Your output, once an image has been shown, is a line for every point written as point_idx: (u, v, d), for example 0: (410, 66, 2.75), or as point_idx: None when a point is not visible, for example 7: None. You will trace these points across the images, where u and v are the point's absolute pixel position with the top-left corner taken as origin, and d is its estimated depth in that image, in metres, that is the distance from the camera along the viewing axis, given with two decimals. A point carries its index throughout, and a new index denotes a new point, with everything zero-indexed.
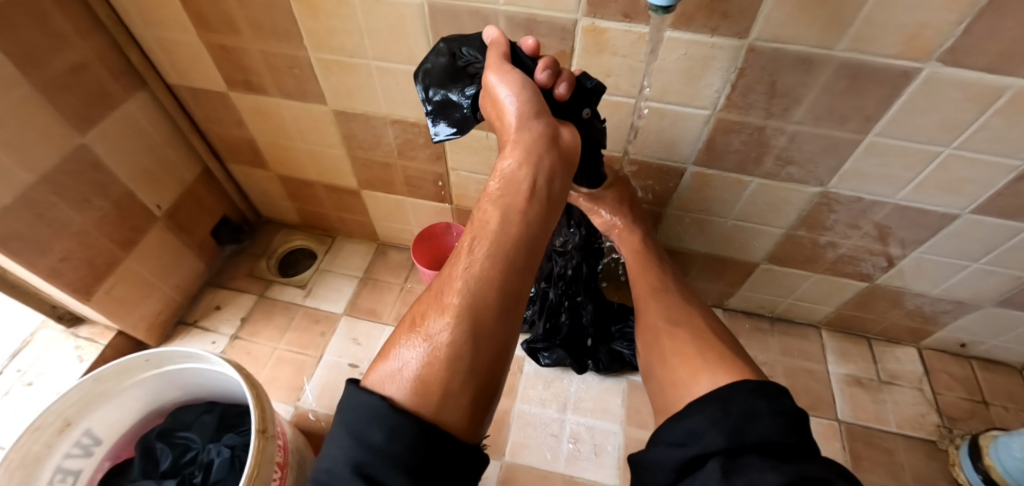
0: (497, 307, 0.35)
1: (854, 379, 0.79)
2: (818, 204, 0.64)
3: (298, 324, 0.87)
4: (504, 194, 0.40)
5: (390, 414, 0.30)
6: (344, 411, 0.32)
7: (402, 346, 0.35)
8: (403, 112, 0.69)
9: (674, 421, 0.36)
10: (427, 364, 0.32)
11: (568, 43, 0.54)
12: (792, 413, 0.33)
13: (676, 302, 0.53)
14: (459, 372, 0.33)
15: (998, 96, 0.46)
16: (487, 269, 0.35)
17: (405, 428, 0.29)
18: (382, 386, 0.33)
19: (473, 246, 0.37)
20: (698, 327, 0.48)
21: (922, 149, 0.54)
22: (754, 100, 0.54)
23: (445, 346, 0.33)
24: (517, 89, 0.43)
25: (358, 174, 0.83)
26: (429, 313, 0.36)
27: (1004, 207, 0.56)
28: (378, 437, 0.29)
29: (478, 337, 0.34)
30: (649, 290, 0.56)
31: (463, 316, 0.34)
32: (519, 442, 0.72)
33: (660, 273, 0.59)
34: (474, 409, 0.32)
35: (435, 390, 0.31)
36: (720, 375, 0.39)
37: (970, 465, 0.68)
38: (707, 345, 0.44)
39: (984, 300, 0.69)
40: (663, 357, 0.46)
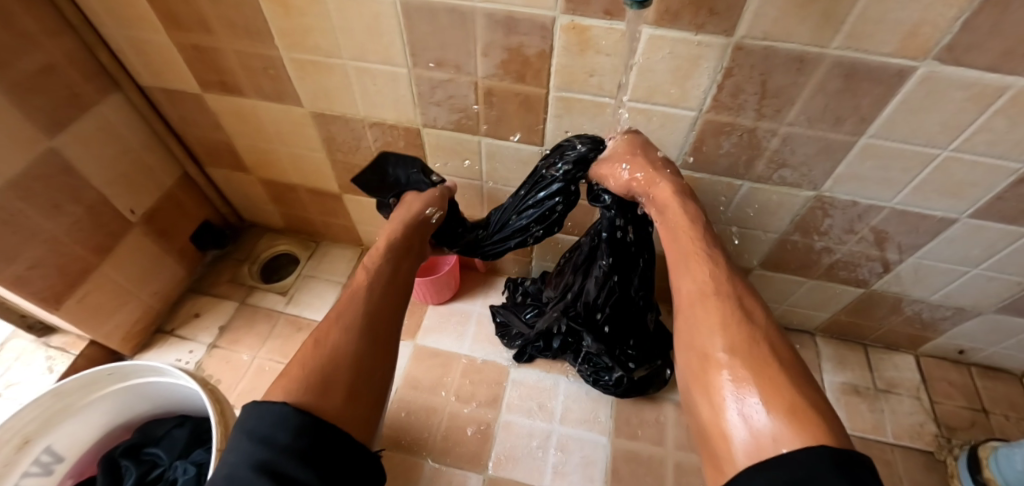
0: (383, 337, 0.47)
1: (850, 387, 0.77)
2: (811, 208, 0.62)
3: (280, 332, 0.84)
4: (389, 256, 0.53)
5: (298, 421, 0.35)
6: (243, 425, 0.35)
7: (304, 360, 0.42)
8: (383, 114, 0.67)
9: None
10: (329, 373, 0.41)
11: (549, 41, 0.52)
12: None
13: (731, 313, 0.40)
14: (359, 379, 0.42)
15: (998, 95, 0.44)
16: (374, 306, 0.48)
17: (308, 427, 0.35)
18: (281, 394, 0.38)
19: (364, 292, 0.49)
20: (763, 352, 0.37)
21: (918, 151, 0.52)
22: (745, 101, 0.52)
23: (348, 359, 0.42)
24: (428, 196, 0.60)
25: (340, 178, 0.80)
26: (328, 338, 0.44)
27: (1005, 210, 0.54)
28: (283, 436, 0.33)
29: (371, 356, 0.44)
30: (699, 290, 0.43)
31: (358, 340, 0.44)
32: (504, 454, 0.70)
33: (712, 260, 0.45)
34: (365, 414, 0.41)
35: (337, 393, 0.39)
36: (782, 433, 0.30)
37: (968, 476, 0.66)
38: (770, 386, 0.34)
39: (985, 306, 0.67)
40: (711, 389, 0.37)
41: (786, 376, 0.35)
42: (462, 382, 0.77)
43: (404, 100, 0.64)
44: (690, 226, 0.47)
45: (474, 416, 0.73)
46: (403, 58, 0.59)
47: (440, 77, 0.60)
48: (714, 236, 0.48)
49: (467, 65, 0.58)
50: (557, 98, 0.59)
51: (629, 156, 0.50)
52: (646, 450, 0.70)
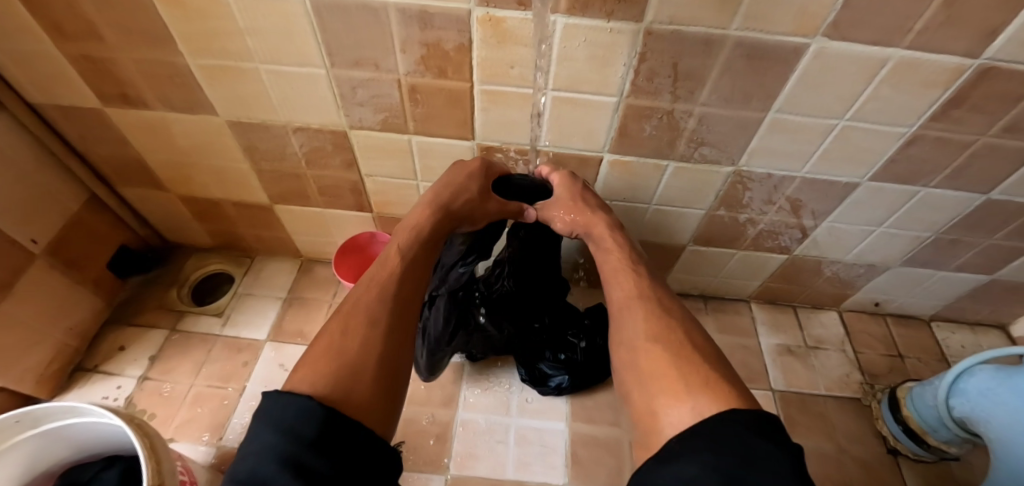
0: (407, 330, 0.43)
1: (785, 348, 0.82)
2: (732, 183, 0.65)
3: (217, 356, 0.80)
4: (422, 242, 0.50)
5: (328, 416, 0.31)
6: (265, 412, 0.32)
7: (328, 349, 0.38)
8: (305, 118, 0.64)
9: (661, 466, 0.30)
10: (356, 363, 0.37)
11: (467, 35, 0.52)
12: (792, 457, 0.28)
13: (655, 311, 0.45)
14: (382, 373, 0.38)
15: (882, 66, 0.49)
16: (401, 295, 0.45)
17: (333, 423, 0.31)
18: (302, 384, 0.34)
19: (395, 279, 0.45)
20: (682, 343, 0.41)
21: (820, 123, 0.56)
22: (660, 84, 0.54)
23: (375, 349, 0.39)
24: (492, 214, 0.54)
25: (268, 188, 0.76)
26: (356, 325, 0.40)
27: (898, 171, 0.61)
28: (310, 430, 0.30)
29: (397, 350, 0.41)
30: (626, 296, 0.47)
31: (386, 331, 0.41)
32: (465, 453, 0.69)
33: (637, 273, 0.50)
34: (387, 411, 0.37)
35: (364, 387, 0.36)
36: (704, 406, 0.33)
37: (890, 417, 0.72)
38: (691, 367, 0.38)
39: (891, 261, 0.74)
40: (641, 377, 0.40)
41: (705, 360, 0.39)
42: (416, 386, 0.76)
43: (326, 102, 0.62)
44: (619, 250, 0.52)
45: (430, 418, 0.72)
46: (320, 58, 0.56)
47: (361, 76, 0.58)
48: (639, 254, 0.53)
49: (387, 63, 0.56)
50: (481, 91, 0.58)
51: (572, 203, 0.55)
52: (602, 431, 0.72)
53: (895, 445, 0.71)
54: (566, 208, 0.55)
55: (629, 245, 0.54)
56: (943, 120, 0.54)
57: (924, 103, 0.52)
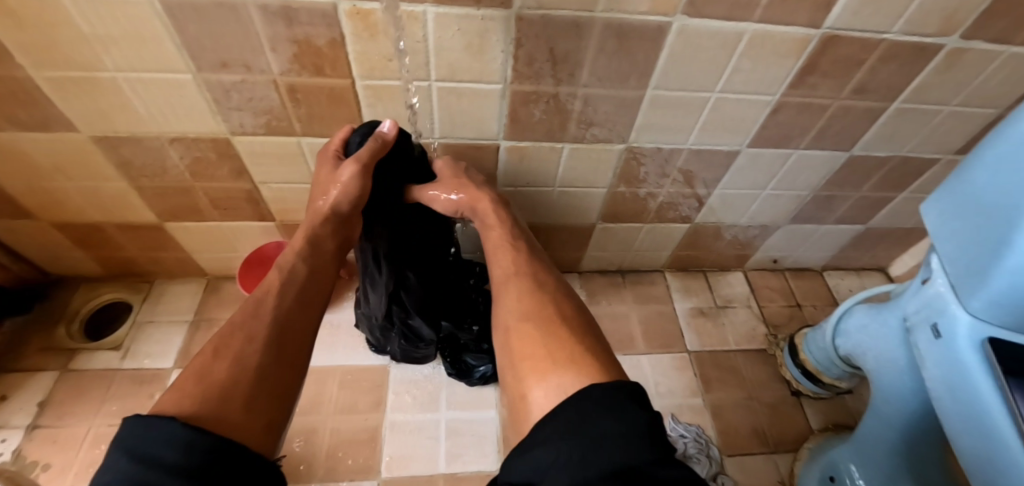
0: (294, 342, 0.42)
1: (697, 310, 0.87)
2: (627, 159, 0.68)
3: (119, 391, 0.74)
4: (306, 250, 0.49)
5: (196, 435, 0.29)
6: (124, 440, 0.28)
7: (200, 369, 0.35)
8: (180, 128, 0.60)
9: (521, 454, 0.33)
10: (233, 379, 0.35)
11: (337, 29, 0.50)
12: (638, 428, 0.30)
13: (529, 287, 0.46)
14: (264, 388, 0.36)
15: (739, 39, 0.52)
16: (289, 308, 0.44)
17: (199, 443, 0.28)
18: (167, 408, 0.32)
19: (274, 293, 0.44)
20: (551, 317, 0.43)
21: (695, 96, 0.59)
22: (541, 68, 0.55)
23: (256, 363, 0.37)
24: (350, 182, 0.47)
25: (154, 206, 0.71)
26: (234, 340, 0.38)
27: (771, 137, 0.66)
28: (170, 454, 0.27)
29: (281, 362, 0.39)
30: (504, 273, 0.49)
31: (267, 344, 0.39)
32: (395, 454, 0.69)
33: (516, 248, 0.51)
34: (271, 424, 0.35)
35: (239, 402, 0.34)
36: (566, 384, 0.36)
37: (791, 362, 0.79)
38: (557, 344, 0.40)
39: (780, 219, 0.80)
40: (514, 359, 0.41)
41: (570, 332, 0.41)
42: (341, 394, 0.74)
43: (200, 109, 0.58)
44: (499, 225, 0.53)
45: (359, 425, 0.71)
46: (184, 63, 0.52)
47: (232, 79, 0.54)
48: (519, 229, 0.55)
49: (258, 63, 0.53)
50: (363, 87, 0.57)
51: (455, 181, 0.55)
52: None
53: (797, 387, 0.78)
54: (450, 186, 0.54)
55: (512, 220, 0.55)
56: (801, 87, 0.59)
57: (782, 72, 0.57)
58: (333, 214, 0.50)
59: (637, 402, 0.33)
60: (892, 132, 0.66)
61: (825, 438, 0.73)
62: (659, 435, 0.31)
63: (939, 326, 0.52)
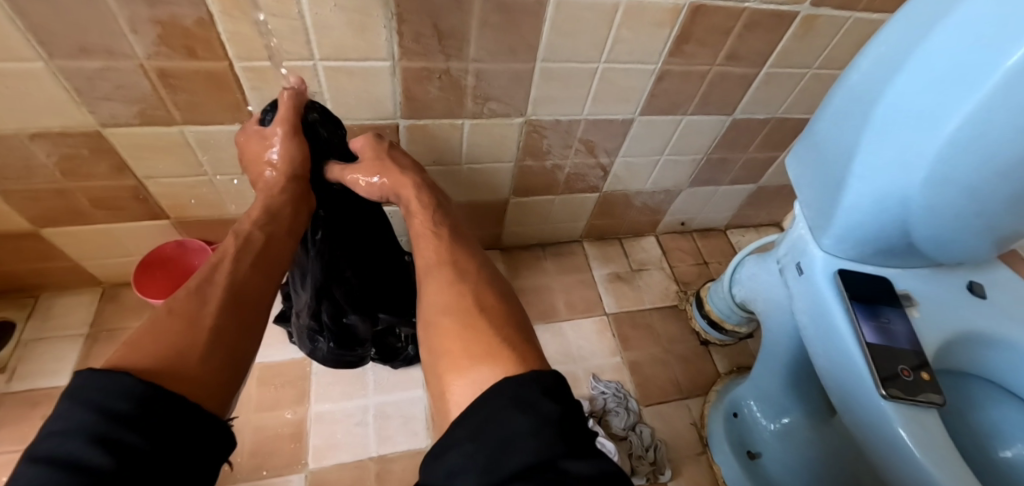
0: (251, 310, 0.40)
1: (614, 275, 0.92)
2: (528, 132, 0.70)
3: (8, 416, 0.68)
4: (267, 219, 0.46)
5: (155, 393, 0.27)
6: (73, 394, 0.26)
7: (152, 332, 0.33)
8: (40, 122, 0.55)
9: (435, 459, 0.33)
10: (190, 342, 0.33)
11: (203, 7, 0.47)
12: (547, 420, 0.32)
13: (450, 277, 0.47)
14: (221, 353, 0.35)
15: (616, 10, 0.55)
16: (250, 274, 0.42)
17: (158, 400, 0.27)
18: (117, 363, 0.30)
19: (230, 261, 0.41)
20: (470, 306, 0.44)
21: (584, 67, 0.62)
22: (428, 45, 0.55)
23: (213, 329, 0.35)
24: (290, 142, 0.48)
25: (25, 211, 0.65)
26: (186, 304, 0.36)
27: (660, 105, 0.70)
28: (127, 407, 0.26)
29: (241, 326, 0.38)
30: (427, 263, 0.49)
31: (224, 310, 0.38)
32: (323, 443, 0.69)
33: (438, 235, 0.51)
34: (223, 390, 0.34)
35: (195, 364, 0.32)
36: (481, 379, 0.37)
37: (698, 313, 0.85)
38: (474, 335, 0.41)
39: (681, 184, 0.86)
40: (436, 354, 0.42)
41: (489, 321, 0.43)
42: (261, 392, 0.72)
43: (62, 101, 0.53)
44: (422, 212, 0.53)
45: (282, 420, 0.70)
46: (33, 49, 0.47)
47: (91, 65, 0.50)
48: (445, 216, 0.54)
49: (119, 47, 0.49)
50: (242, 69, 0.55)
51: (377, 162, 0.53)
52: None
53: (705, 336, 0.85)
54: (370, 169, 0.52)
55: (441, 206, 0.55)
56: (679, 55, 0.63)
57: (660, 41, 0.60)
58: (290, 178, 0.48)
59: (546, 394, 0.35)
60: (766, 95, 0.72)
61: (729, 379, 0.80)
62: (569, 424, 0.33)
63: (801, 264, 0.58)
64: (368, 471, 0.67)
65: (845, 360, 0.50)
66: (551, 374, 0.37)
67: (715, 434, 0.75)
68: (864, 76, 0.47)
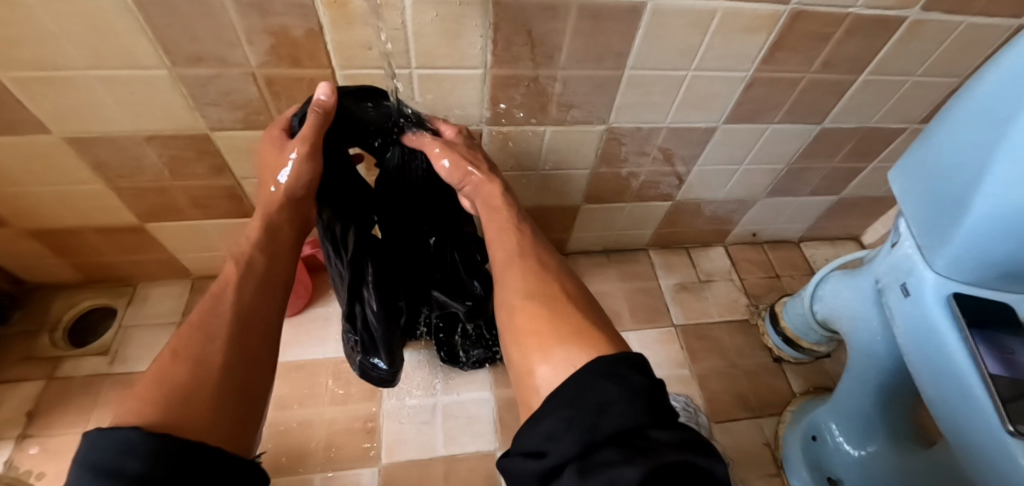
0: (258, 336, 0.40)
1: (681, 285, 0.90)
2: (607, 140, 0.69)
3: (108, 396, 0.74)
4: (265, 242, 0.46)
5: (160, 447, 0.26)
6: (83, 457, 0.26)
7: (156, 377, 0.32)
8: (155, 126, 0.58)
9: (531, 425, 0.33)
10: (193, 384, 0.32)
11: (314, 19, 0.48)
12: (640, 392, 0.31)
13: (532, 266, 0.47)
14: (228, 391, 0.34)
15: (711, 17, 0.53)
16: (254, 303, 0.41)
17: (163, 454, 0.26)
18: (125, 419, 0.28)
19: (234, 288, 0.41)
20: (555, 293, 0.44)
21: (671, 75, 0.60)
22: (519, 52, 0.55)
23: (218, 366, 0.35)
24: (303, 164, 0.46)
25: (133, 206, 0.70)
26: (191, 343, 0.35)
27: (745, 113, 0.68)
28: (134, 464, 0.25)
29: (248, 359, 0.37)
30: (506, 255, 0.48)
31: (230, 340, 0.37)
32: (393, 440, 0.70)
33: (520, 231, 0.51)
34: (237, 429, 0.33)
35: (204, 406, 0.31)
36: (574, 356, 0.36)
37: (772, 330, 0.82)
38: (562, 317, 0.40)
39: (757, 194, 0.83)
40: (518, 334, 0.41)
41: (577, 308, 0.42)
42: (334, 386, 0.75)
43: (175, 106, 0.56)
44: (506, 210, 0.52)
45: (354, 414, 0.72)
46: (157, 58, 0.50)
47: (205, 73, 0.53)
48: (520, 210, 0.54)
49: (233, 56, 0.51)
50: (343, 77, 0.56)
51: (466, 157, 0.52)
52: None
53: (779, 353, 0.82)
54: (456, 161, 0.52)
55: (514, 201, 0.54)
56: (771, 62, 0.61)
57: (753, 48, 0.58)
58: (289, 199, 0.48)
59: (637, 368, 0.34)
60: (859, 103, 0.69)
61: (806, 400, 0.76)
62: (660, 397, 0.33)
63: (905, 283, 0.54)
64: (435, 472, 0.68)
65: (960, 384, 0.46)
66: (640, 353, 0.36)
67: (792, 456, 0.71)
68: (990, 87, 0.43)
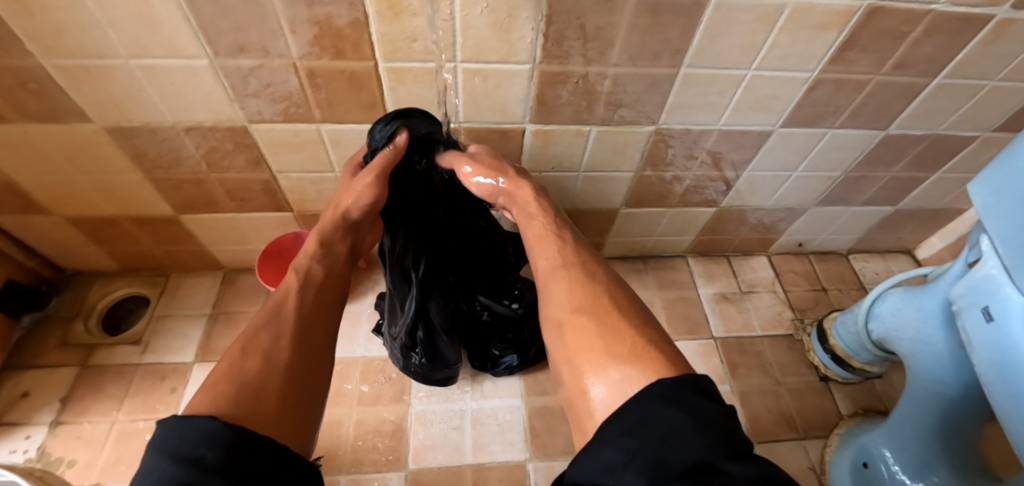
0: (318, 345, 0.44)
1: (721, 295, 0.87)
2: (654, 142, 0.66)
3: (139, 386, 0.73)
4: (321, 255, 0.50)
5: (233, 438, 0.29)
6: (159, 444, 0.29)
7: (228, 371, 0.36)
8: (196, 117, 0.57)
9: (589, 455, 0.30)
10: (260, 381, 0.36)
11: (359, 8, 0.46)
12: (712, 423, 0.28)
13: (579, 277, 0.43)
14: (292, 389, 0.38)
15: (779, 13, 0.49)
16: (314, 311, 0.46)
17: (238, 445, 0.29)
18: (202, 409, 0.31)
19: (294, 298, 0.45)
20: (606, 305, 0.40)
21: (730, 74, 0.56)
22: (570, 47, 0.51)
23: (283, 366, 0.38)
24: (364, 188, 0.49)
25: (170, 197, 0.70)
26: (259, 342, 0.39)
27: (805, 116, 0.63)
28: (212, 452, 0.27)
29: (309, 361, 0.41)
30: (551, 265, 0.45)
31: (295, 343, 0.41)
32: (422, 445, 0.68)
33: (560, 238, 0.48)
34: (300, 428, 0.36)
35: (274, 399, 0.35)
36: (631, 376, 0.33)
37: (820, 347, 0.78)
38: (616, 335, 0.37)
39: (807, 203, 0.80)
40: (571, 352, 0.38)
41: (628, 321, 0.38)
42: (364, 387, 0.74)
43: (215, 96, 0.55)
44: (541, 214, 0.50)
45: (383, 417, 0.71)
46: (199, 47, 0.49)
47: (248, 64, 0.51)
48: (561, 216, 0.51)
49: (276, 47, 0.50)
50: (386, 70, 0.53)
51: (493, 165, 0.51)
52: (557, 401, 0.74)
53: (826, 372, 0.77)
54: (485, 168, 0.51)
55: (549, 203, 0.51)
56: (839, 63, 0.55)
57: (821, 48, 0.53)
58: (342, 220, 0.53)
59: (707, 397, 0.30)
60: (931, 109, 0.63)
61: (855, 423, 0.72)
62: (735, 431, 0.29)
63: (981, 303, 0.49)
64: (464, 480, 0.66)
65: None
66: (710, 380, 0.32)
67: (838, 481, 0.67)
68: None
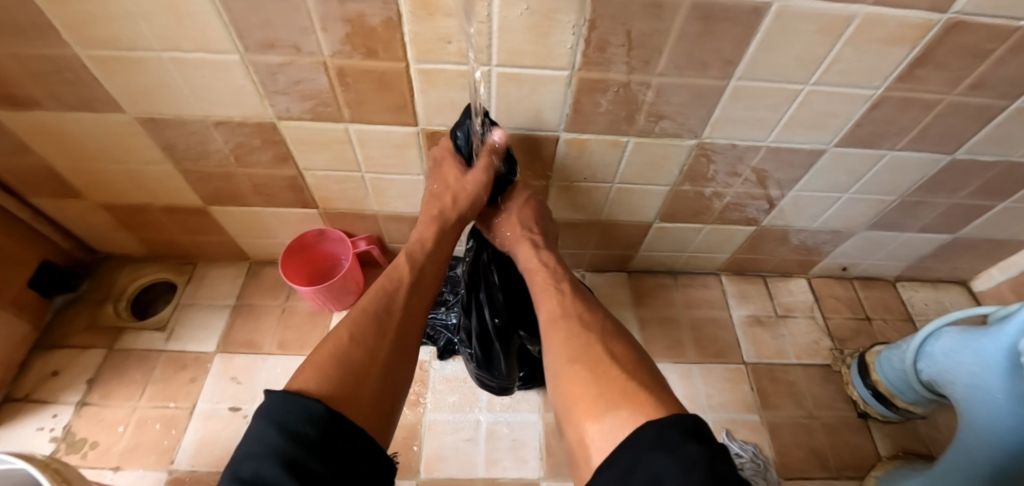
0: (410, 339, 0.49)
1: (754, 318, 0.83)
2: (696, 155, 0.62)
3: (161, 374, 0.75)
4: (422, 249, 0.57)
5: (331, 419, 0.35)
6: (265, 413, 0.35)
7: (331, 355, 0.42)
8: (224, 111, 0.57)
9: None
10: (358, 367, 0.41)
11: (393, 7, 0.43)
12: (696, 462, 0.29)
13: (575, 328, 0.46)
14: (385, 379, 0.43)
15: (846, 24, 0.44)
16: (411, 303, 0.51)
17: (334, 427, 0.35)
18: (309, 388, 0.38)
19: (394, 289, 0.51)
20: (597, 353, 0.43)
21: (785, 88, 0.52)
22: (613, 54, 0.48)
23: (379, 358, 0.44)
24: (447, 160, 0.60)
25: (198, 189, 0.70)
26: (359, 330, 0.45)
27: (863, 135, 0.58)
28: (312, 431, 0.34)
29: (400, 353, 0.46)
30: (549, 317, 0.49)
31: (390, 336, 0.47)
32: (434, 454, 0.67)
33: (561, 291, 0.52)
34: (386, 418, 0.41)
35: (368, 388, 0.40)
36: (620, 422, 0.35)
37: (860, 381, 0.73)
38: (608, 382, 0.39)
39: (856, 226, 0.75)
40: (568, 404, 0.41)
41: (620, 367, 0.41)
42: None
43: (244, 92, 0.54)
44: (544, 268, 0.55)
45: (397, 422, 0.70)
46: (229, 42, 0.48)
47: (276, 60, 0.50)
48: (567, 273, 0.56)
49: (306, 44, 0.48)
50: (417, 71, 0.51)
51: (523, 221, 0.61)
52: None
53: (865, 408, 0.73)
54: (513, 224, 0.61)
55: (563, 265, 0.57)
56: (909, 80, 0.50)
57: (890, 64, 0.48)
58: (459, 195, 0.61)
59: (692, 435, 0.31)
60: (1009, 134, 0.57)
61: (894, 466, 0.67)
62: (723, 469, 0.29)
63: None
64: None
65: None
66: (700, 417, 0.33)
67: None
68: None
